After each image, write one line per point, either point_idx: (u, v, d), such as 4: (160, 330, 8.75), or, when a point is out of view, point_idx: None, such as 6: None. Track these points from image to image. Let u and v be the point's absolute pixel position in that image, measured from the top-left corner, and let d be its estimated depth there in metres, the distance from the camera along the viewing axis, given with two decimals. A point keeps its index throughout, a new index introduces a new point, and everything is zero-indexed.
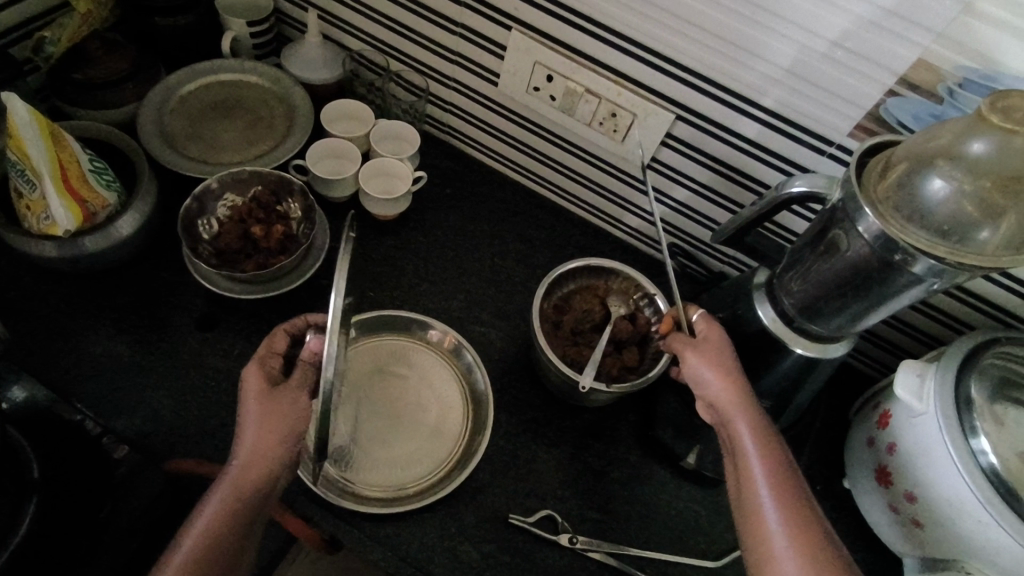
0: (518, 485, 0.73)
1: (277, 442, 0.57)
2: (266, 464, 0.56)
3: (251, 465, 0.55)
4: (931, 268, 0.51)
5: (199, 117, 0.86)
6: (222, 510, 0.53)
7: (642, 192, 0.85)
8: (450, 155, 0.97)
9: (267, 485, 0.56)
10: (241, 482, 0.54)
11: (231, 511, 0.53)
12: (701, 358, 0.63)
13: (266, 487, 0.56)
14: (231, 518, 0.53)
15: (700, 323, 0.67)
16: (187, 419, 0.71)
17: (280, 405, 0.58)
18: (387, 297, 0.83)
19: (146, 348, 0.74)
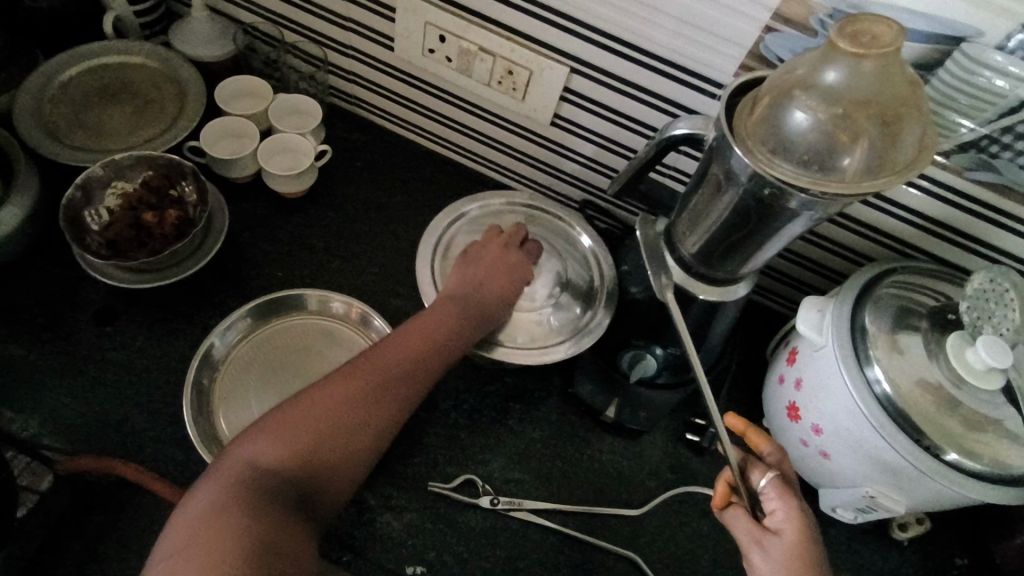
0: (439, 453, 0.73)
1: (404, 350, 0.62)
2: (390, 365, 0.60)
3: (372, 364, 0.59)
4: (803, 202, 0.51)
5: (82, 104, 0.82)
6: (342, 388, 0.56)
7: (551, 150, 0.84)
8: (360, 126, 0.95)
9: (392, 380, 0.59)
10: (350, 397, 0.55)
11: (350, 390, 0.56)
12: (770, 504, 0.57)
13: (389, 379, 0.59)
14: (350, 396, 0.55)
15: (768, 496, 0.58)
16: (91, 415, 0.69)
17: (444, 311, 0.67)
18: (299, 276, 0.82)
19: (41, 347, 0.72)
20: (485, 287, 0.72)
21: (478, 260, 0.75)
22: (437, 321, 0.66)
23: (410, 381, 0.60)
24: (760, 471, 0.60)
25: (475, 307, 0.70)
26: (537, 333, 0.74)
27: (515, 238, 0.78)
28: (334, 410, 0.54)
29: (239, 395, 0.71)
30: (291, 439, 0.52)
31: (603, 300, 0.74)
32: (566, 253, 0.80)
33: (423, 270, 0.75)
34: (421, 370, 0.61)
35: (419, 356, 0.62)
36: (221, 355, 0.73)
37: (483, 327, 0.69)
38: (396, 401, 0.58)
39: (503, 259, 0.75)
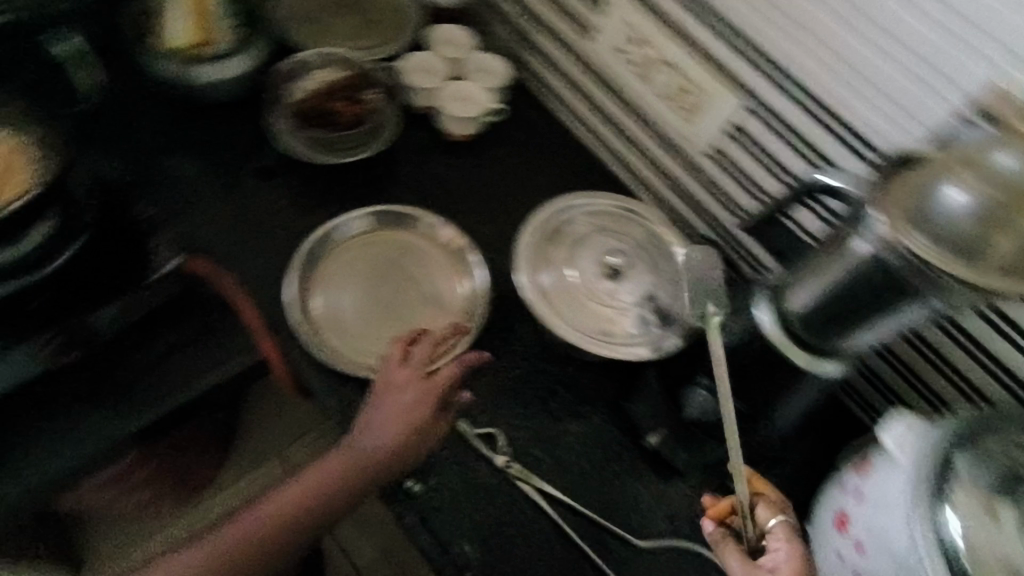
0: (478, 401, 0.76)
1: (321, 479, 0.64)
2: (294, 506, 0.64)
3: (281, 506, 0.64)
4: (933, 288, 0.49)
5: (323, 6, 0.96)
6: (250, 524, 0.62)
7: (695, 179, 0.84)
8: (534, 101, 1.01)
9: (308, 497, 0.64)
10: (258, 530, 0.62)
11: (244, 543, 0.62)
12: (777, 542, 0.57)
13: (302, 497, 0.64)
14: (250, 528, 0.62)
15: (775, 535, 0.58)
16: (222, 242, 0.80)
17: (366, 440, 0.66)
18: (426, 203, 0.88)
19: (210, 176, 0.84)
20: (390, 426, 0.67)
21: (396, 376, 0.70)
22: (347, 464, 0.65)
23: (313, 522, 0.64)
24: (769, 510, 0.60)
25: (378, 454, 0.65)
26: (605, 331, 0.75)
27: (418, 358, 0.70)
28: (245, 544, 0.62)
29: (337, 276, 0.79)
30: (214, 563, 0.61)
31: (682, 326, 0.74)
32: (664, 269, 0.78)
33: (523, 243, 0.77)
34: (304, 527, 0.63)
35: (314, 491, 0.64)
36: (337, 238, 0.81)
37: (379, 478, 0.65)
38: (291, 541, 0.63)
39: (431, 401, 0.68)
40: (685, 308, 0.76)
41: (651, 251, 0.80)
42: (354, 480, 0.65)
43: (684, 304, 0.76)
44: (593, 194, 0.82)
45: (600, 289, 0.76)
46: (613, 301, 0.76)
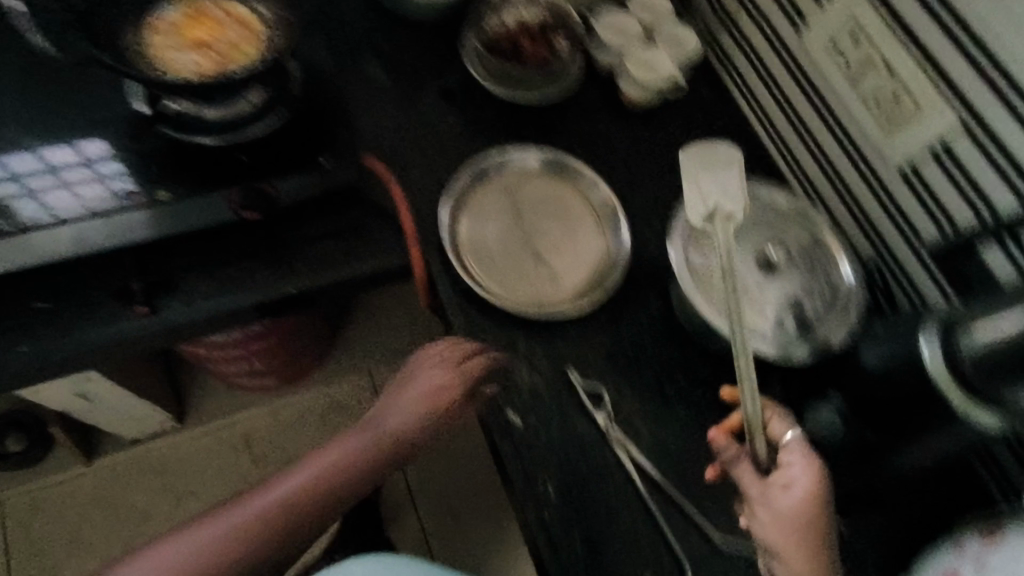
0: (593, 359, 0.76)
1: (337, 488, 0.66)
2: (320, 500, 0.64)
3: (304, 494, 0.64)
4: None
5: None
6: (246, 531, 0.60)
7: (873, 194, 0.78)
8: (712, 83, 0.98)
9: (321, 509, 0.64)
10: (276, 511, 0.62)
11: (257, 533, 0.61)
12: (795, 458, 0.59)
13: (317, 512, 0.64)
14: (254, 539, 0.60)
15: (790, 450, 0.60)
16: (394, 147, 0.84)
17: (347, 451, 0.68)
18: (587, 158, 0.88)
19: (397, 84, 0.88)
20: (400, 429, 0.70)
21: (408, 382, 0.72)
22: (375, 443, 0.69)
23: (329, 509, 0.65)
24: (785, 425, 0.62)
25: (397, 453, 0.70)
26: (743, 321, 0.72)
27: (459, 355, 0.72)
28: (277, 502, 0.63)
29: (490, 206, 0.81)
30: (247, 519, 0.61)
31: (820, 345, 0.72)
32: (821, 278, 0.75)
33: (684, 212, 0.76)
34: (318, 511, 0.64)
35: (335, 479, 0.66)
36: (499, 169, 0.83)
37: (400, 451, 0.70)
38: (307, 527, 0.64)
39: (449, 374, 0.71)
40: (831, 328, 0.72)
41: (816, 255, 0.76)
42: (358, 471, 0.67)
43: (831, 321, 0.73)
44: (763, 184, 0.80)
45: (752, 278, 0.74)
46: (760, 294, 0.73)
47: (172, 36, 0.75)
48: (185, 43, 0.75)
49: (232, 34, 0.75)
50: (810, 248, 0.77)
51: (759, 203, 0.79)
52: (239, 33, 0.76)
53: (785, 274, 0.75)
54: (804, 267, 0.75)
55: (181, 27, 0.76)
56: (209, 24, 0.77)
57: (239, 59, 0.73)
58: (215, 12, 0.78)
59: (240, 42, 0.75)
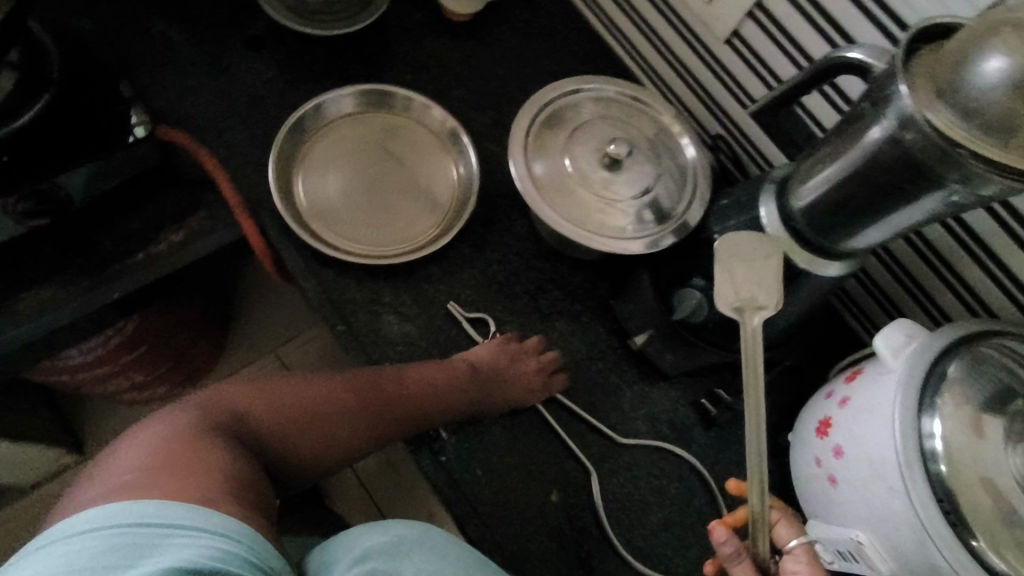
0: (464, 293, 0.74)
1: (367, 418, 0.62)
2: (346, 420, 0.61)
3: (332, 410, 0.60)
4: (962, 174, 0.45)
5: None
6: (273, 419, 0.57)
7: (707, 67, 0.77)
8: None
9: (344, 443, 0.61)
10: (282, 423, 0.58)
11: (279, 423, 0.58)
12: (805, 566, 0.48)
13: (343, 442, 0.61)
14: (276, 429, 0.57)
15: (796, 557, 0.49)
16: (205, 114, 0.76)
17: (389, 385, 0.64)
18: (421, 86, 0.83)
19: (194, 43, 0.79)
20: (473, 392, 0.67)
21: (497, 356, 0.70)
22: (398, 387, 0.64)
23: (352, 441, 0.61)
24: (792, 529, 0.52)
25: (462, 409, 0.67)
26: (600, 223, 0.70)
27: (528, 349, 0.72)
28: (280, 420, 0.58)
29: (322, 157, 0.75)
30: (269, 411, 0.57)
31: (679, 229, 0.70)
32: (668, 162, 0.74)
33: (519, 125, 0.72)
34: (346, 437, 0.61)
35: (372, 407, 0.62)
36: (321, 115, 0.76)
37: (459, 414, 0.67)
38: (324, 444, 0.59)
39: (512, 365, 0.69)
40: (685, 209, 0.72)
41: (659, 140, 0.76)
42: (377, 411, 0.62)
43: (685, 204, 0.72)
44: (596, 78, 0.77)
45: (600, 178, 0.72)
46: (611, 192, 0.72)
47: None
48: None
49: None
50: (652, 133, 0.76)
51: (595, 99, 0.77)
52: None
53: (632, 167, 0.73)
54: (650, 155, 0.74)
55: None
56: None
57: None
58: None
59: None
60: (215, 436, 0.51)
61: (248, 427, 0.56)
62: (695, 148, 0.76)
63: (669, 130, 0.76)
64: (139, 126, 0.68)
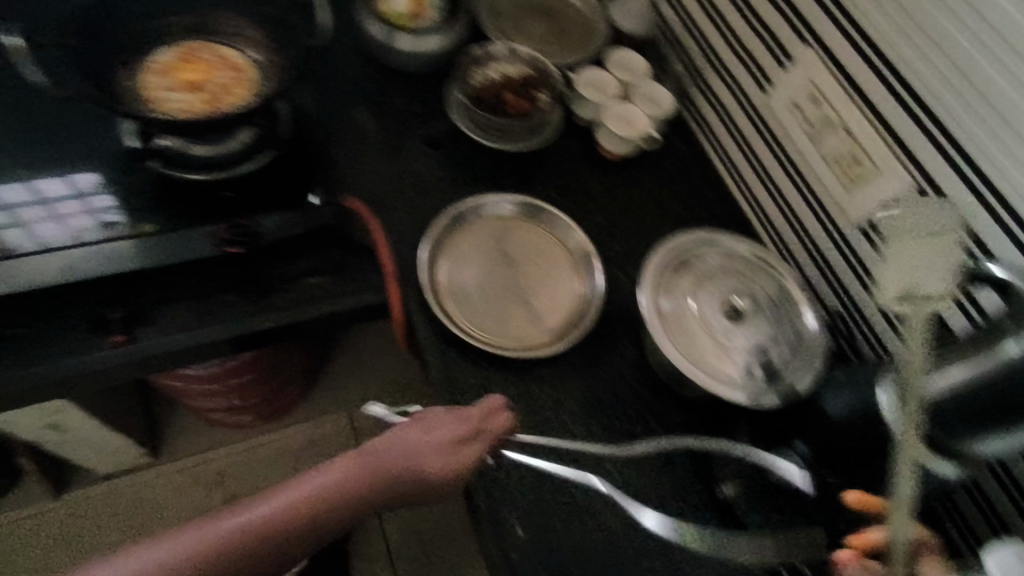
0: (566, 401, 0.78)
1: (320, 512, 0.58)
2: (299, 524, 0.57)
3: (278, 520, 0.57)
4: None
5: (523, 11, 1.04)
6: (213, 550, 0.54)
7: (836, 247, 0.82)
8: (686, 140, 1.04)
9: (299, 539, 0.58)
10: (219, 539, 0.55)
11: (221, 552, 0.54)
12: None
13: (296, 540, 0.58)
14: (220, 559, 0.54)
15: None
16: (379, 189, 0.86)
17: (323, 482, 0.59)
18: (566, 206, 0.92)
19: (387, 131, 0.91)
20: (419, 485, 0.62)
21: (428, 436, 0.63)
22: (331, 480, 0.59)
23: (304, 540, 0.58)
24: None
25: (409, 492, 0.62)
26: (712, 368, 0.73)
27: (479, 420, 0.65)
28: (219, 541, 0.54)
29: (468, 249, 0.84)
30: (208, 543, 0.54)
31: (788, 393, 0.72)
32: (788, 327, 0.77)
33: (653, 261, 0.78)
34: (295, 539, 0.57)
35: (309, 505, 0.58)
36: (479, 214, 0.86)
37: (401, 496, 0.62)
38: (280, 554, 0.57)
39: (451, 454, 0.62)
40: (798, 375, 0.73)
41: (782, 305, 0.79)
42: (320, 514, 0.58)
43: (798, 371, 0.74)
44: (734, 235, 0.83)
45: (720, 326, 0.76)
46: (727, 342, 0.75)
47: (163, 78, 0.74)
48: (178, 84, 0.73)
49: (222, 78, 0.74)
50: (778, 298, 0.79)
51: (728, 252, 0.82)
52: (230, 76, 0.75)
53: (753, 323, 0.77)
54: (771, 317, 0.78)
55: (173, 70, 0.74)
56: (200, 66, 0.75)
57: (234, 105, 0.72)
58: (206, 55, 0.76)
59: (231, 85, 0.74)
60: None
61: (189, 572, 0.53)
62: (816, 320, 0.78)
63: (793, 297, 0.79)
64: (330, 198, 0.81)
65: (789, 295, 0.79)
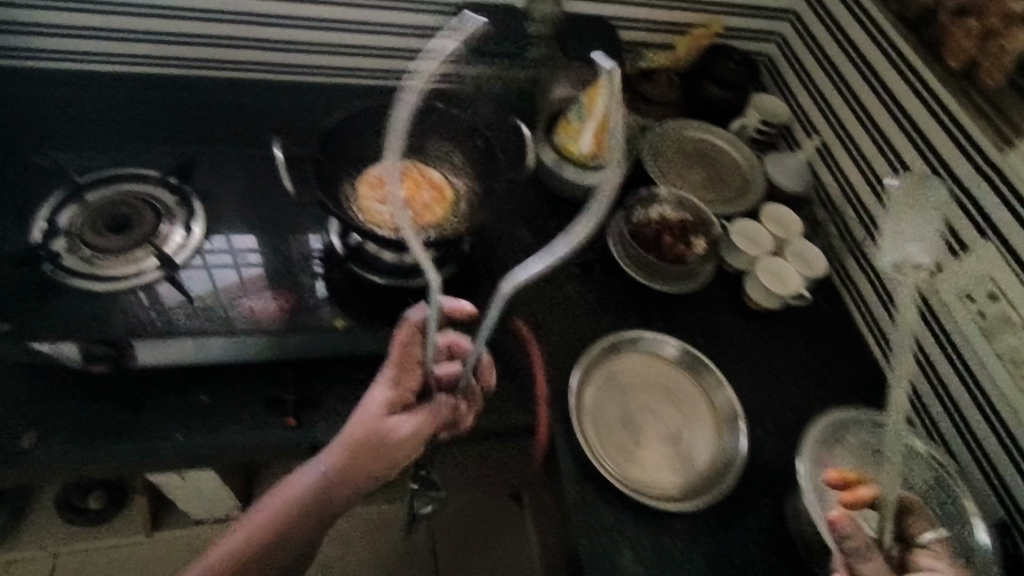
0: (698, 561, 0.75)
1: (301, 505, 0.66)
2: (288, 510, 0.66)
3: (274, 513, 0.66)
4: None
5: (684, 155, 1.09)
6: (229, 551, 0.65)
7: (1003, 447, 0.78)
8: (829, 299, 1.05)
9: (293, 522, 0.66)
10: (282, 517, 0.66)
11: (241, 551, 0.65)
12: None
13: (291, 523, 0.66)
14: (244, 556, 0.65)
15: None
16: (536, 309, 0.90)
17: (303, 482, 0.66)
18: (711, 353, 0.93)
19: (546, 254, 0.96)
20: (377, 461, 0.64)
21: (365, 418, 0.66)
22: (338, 443, 0.65)
23: (296, 523, 0.66)
24: None
25: (379, 473, 0.65)
26: None
27: (405, 370, 0.68)
28: (280, 520, 0.66)
29: (618, 381, 0.86)
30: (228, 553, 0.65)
31: None
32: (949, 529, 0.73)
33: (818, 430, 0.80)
34: (290, 523, 0.66)
35: (290, 499, 0.66)
36: (633, 350, 0.88)
37: (346, 480, 0.65)
38: (289, 542, 0.66)
39: (424, 417, 0.68)
40: None
41: (943, 504, 0.76)
42: (302, 511, 0.66)
43: None
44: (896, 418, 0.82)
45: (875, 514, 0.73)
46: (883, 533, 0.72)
47: (375, 188, 0.80)
48: (388, 196, 0.80)
49: (426, 195, 0.81)
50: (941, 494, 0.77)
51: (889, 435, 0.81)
52: (433, 195, 0.81)
53: None
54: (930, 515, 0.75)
55: (385, 181, 0.81)
56: (409, 181, 0.82)
57: (433, 224, 0.78)
58: (414, 175, 0.82)
59: (432, 204, 0.80)
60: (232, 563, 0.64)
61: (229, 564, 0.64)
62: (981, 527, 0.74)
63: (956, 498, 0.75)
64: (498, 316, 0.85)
65: (951, 495, 0.76)
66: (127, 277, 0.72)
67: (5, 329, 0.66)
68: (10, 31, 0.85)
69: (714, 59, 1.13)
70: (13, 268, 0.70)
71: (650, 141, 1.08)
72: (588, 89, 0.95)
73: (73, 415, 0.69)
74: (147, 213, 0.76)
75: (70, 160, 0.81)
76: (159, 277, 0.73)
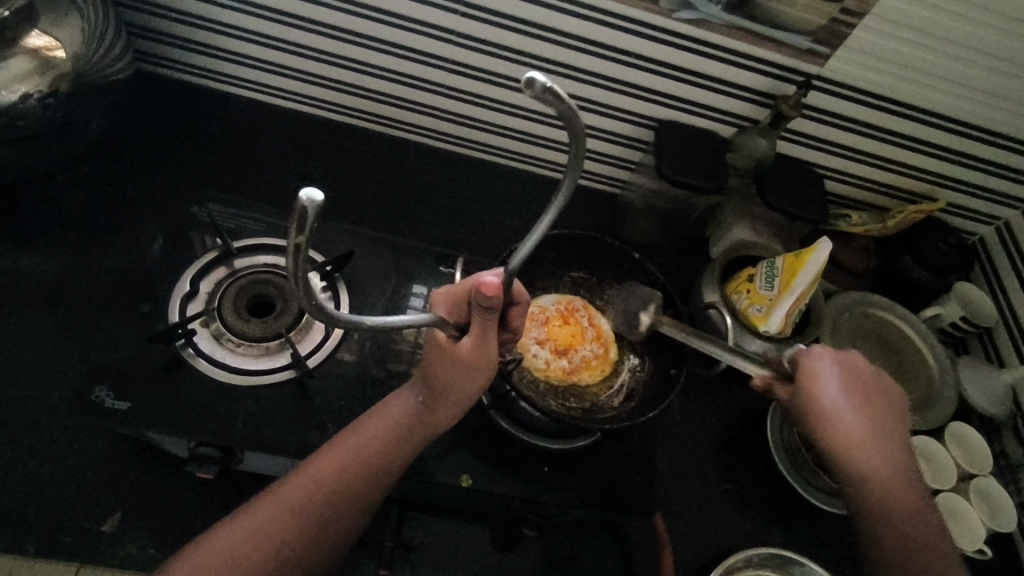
0: None
1: (383, 448, 0.57)
2: (370, 459, 0.56)
3: (345, 461, 0.56)
4: None
5: (865, 337, 0.95)
6: (285, 502, 0.54)
7: None
8: (999, 547, 0.89)
9: (378, 459, 0.57)
10: (317, 483, 0.55)
11: (306, 494, 0.54)
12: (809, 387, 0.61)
13: (375, 458, 0.57)
14: (304, 497, 0.54)
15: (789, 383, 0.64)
16: (670, 488, 0.79)
17: (388, 426, 0.58)
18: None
19: (690, 420, 0.84)
20: (453, 388, 0.56)
21: (444, 356, 0.54)
22: (400, 415, 0.58)
23: (378, 464, 0.57)
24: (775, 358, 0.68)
25: (467, 400, 0.58)
26: None
27: (456, 313, 0.53)
28: (319, 486, 0.55)
29: None
30: (279, 499, 0.54)
31: None
32: None
33: None
34: (364, 460, 0.56)
35: (379, 446, 0.57)
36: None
37: (438, 421, 0.59)
38: (364, 488, 0.56)
39: (476, 349, 0.53)
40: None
41: None
42: (391, 455, 0.57)
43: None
44: None
45: None
46: None
47: (537, 324, 0.74)
48: (548, 338, 0.74)
49: (587, 351, 0.74)
50: None
51: None
52: (594, 352, 0.74)
53: None
54: None
55: (550, 320, 0.75)
56: (574, 328, 0.75)
57: (585, 393, 0.71)
58: (583, 321, 0.76)
59: (590, 364, 0.74)
60: (295, 545, 0.53)
61: (277, 517, 0.53)
62: None
63: None
64: (637, 511, 0.71)
65: None
66: (255, 372, 0.66)
67: (123, 410, 0.61)
68: (209, 55, 0.83)
69: (921, 235, 0.98)
70: (147, 341, 0.64)
71: (831, 313, 0.94)
72: (792, 256, 0.82)
73: (173, 511, 0.64)
74: (292, 297, 0.70)
75: (223, 214, 0.76)
76: (290, 378, 0.66)
